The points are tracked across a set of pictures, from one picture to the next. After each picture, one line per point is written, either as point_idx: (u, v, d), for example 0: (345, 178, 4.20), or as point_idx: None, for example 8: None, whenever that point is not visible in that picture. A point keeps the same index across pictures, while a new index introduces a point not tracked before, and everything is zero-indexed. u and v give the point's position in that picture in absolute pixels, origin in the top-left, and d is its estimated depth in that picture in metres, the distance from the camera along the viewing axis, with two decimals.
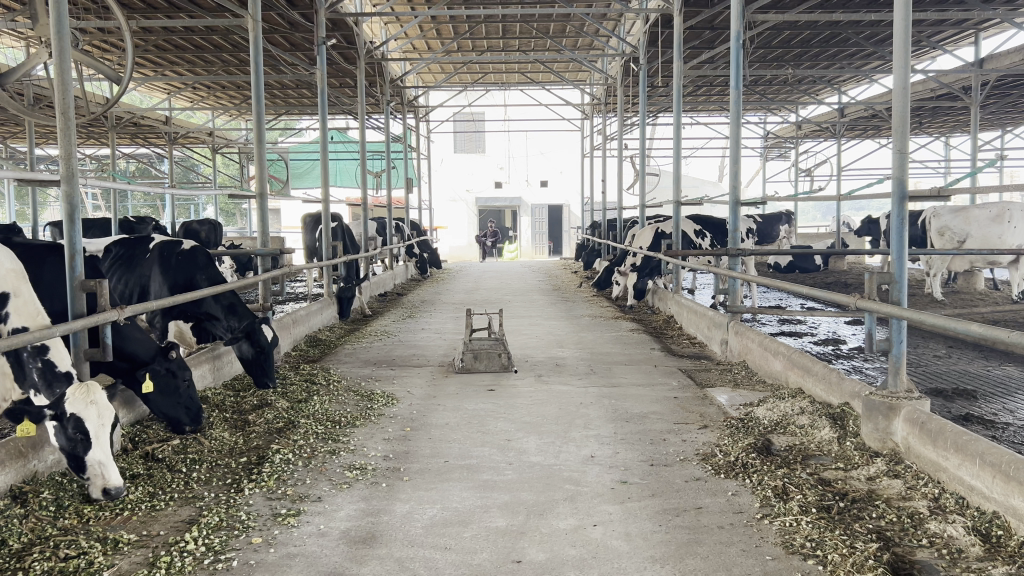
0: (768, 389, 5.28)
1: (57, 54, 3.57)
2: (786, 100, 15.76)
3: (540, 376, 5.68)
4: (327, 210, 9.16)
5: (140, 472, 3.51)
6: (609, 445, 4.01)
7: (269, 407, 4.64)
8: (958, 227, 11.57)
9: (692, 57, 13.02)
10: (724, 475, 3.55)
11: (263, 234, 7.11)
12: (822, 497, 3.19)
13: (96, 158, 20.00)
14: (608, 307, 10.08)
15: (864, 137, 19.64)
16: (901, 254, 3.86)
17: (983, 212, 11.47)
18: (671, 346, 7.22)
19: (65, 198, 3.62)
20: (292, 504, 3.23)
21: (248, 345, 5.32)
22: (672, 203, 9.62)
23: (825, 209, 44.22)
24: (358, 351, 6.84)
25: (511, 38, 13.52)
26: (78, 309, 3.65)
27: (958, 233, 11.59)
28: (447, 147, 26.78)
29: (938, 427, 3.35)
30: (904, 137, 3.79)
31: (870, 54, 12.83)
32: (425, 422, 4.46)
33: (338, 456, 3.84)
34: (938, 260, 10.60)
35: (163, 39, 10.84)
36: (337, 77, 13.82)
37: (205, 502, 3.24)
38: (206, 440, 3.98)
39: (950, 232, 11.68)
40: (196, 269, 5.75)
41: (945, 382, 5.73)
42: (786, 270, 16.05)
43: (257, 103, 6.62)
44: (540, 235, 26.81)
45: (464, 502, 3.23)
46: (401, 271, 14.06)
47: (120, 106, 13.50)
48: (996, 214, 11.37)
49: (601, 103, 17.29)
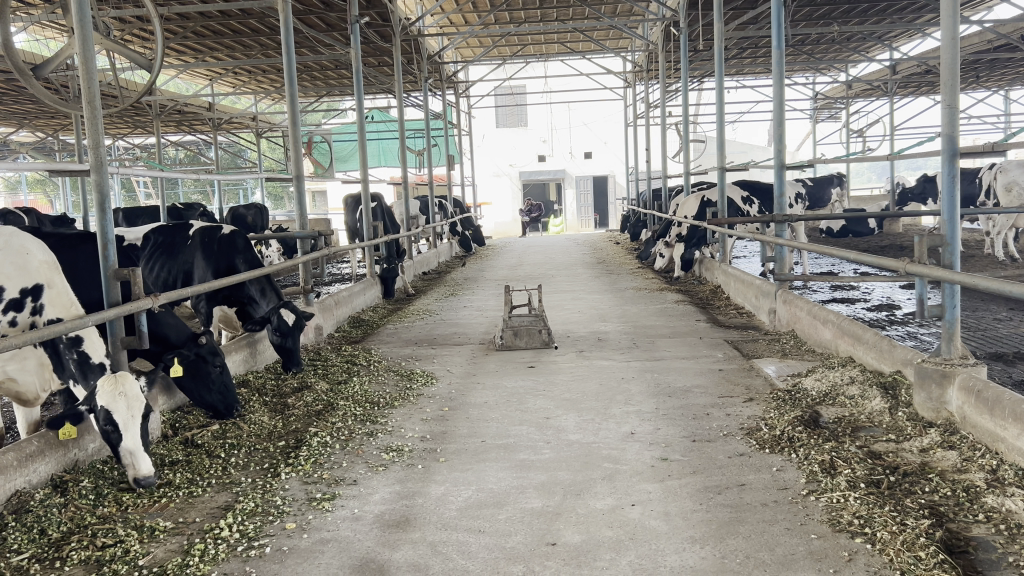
0: (817, 358, 5.12)
1: (80, 43, 3.57)
2: (835, 59, 15.29)
3: (581, 351, 5.59)
4: (367, 190, 9.10)
5: (179, 458, 3.53)
6: (649, 421, 3.91)
7: (309, 390, 4.64)
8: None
9: (734, 19, 12.68)
10: (769, 451, 3.43)
11: (301, 216, 7.10)
12: (871, 471, 3.06)
13: (145, 147, 20.35)
14: (653, 278, 9.92)
15: (918, 93, 19.00)
16: (952, 215, 3.65)
17: None
18: (717, 316, 7.06)
19: (95, 187, 3.63)
20: (328, 488, 3.21)
21: (274, 332, 5.26)
22: (717, 170, 9.38)
23: (878, 170, 43.15)
24: (401, 331, 6.84)
25: (548, 8, 13.32)
26: (113, 298, 3.67)
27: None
28: (489, 122, 26.65)
29: (995, 395, 3.19)
30: (954, 92, 3.57)
31: (923, 7, 12.35)
32: (464, 402, 4.41)
33: (377, 438, 3.82)
34: (1001, 219, 10.17)
35: (200, 25, 10.92)
36: (375, 57, 13.83)
37: (242, 487, 3.24)
38: (245, 425, 3.99)
39: (1017, 187, 11.20)
40: (236, 253, 5.86)
41: (1005, 346, 5.50)
42: (838, 234, 15.68)
43: (290, 86, 6.56)
44: (585, 208, 26.45)
45: (500, 483, 3.17)
46: (445, 249, 14.06)
47: (162, 93, 13.68)
48: None
49: (643, 70, 16.97)
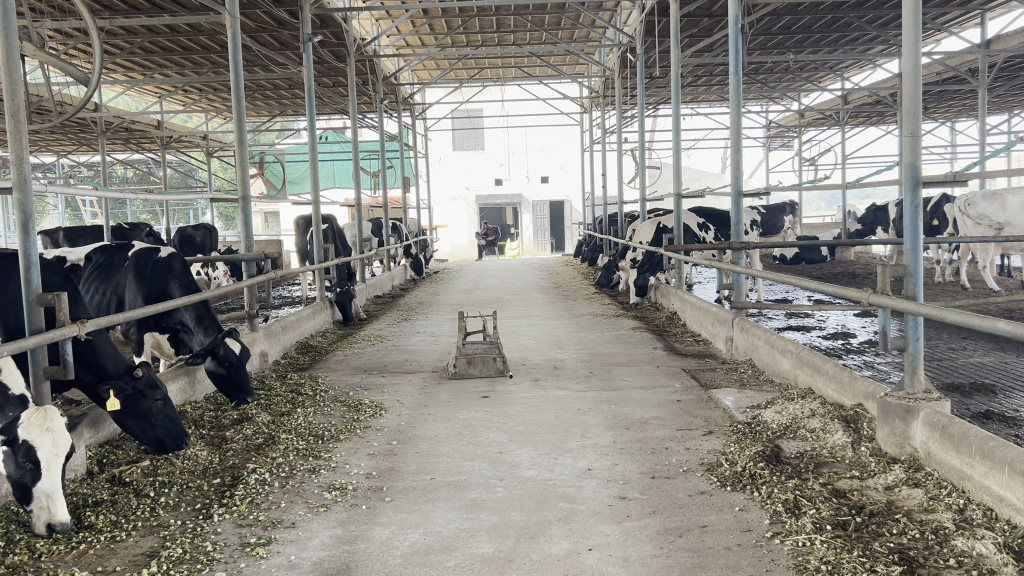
0: (776, 389, 5.02)
1: (4, 52, 3.34)
2: (790, 88, 15.49)
3: (536, 381, 5.43)
4: (319, 212, 8.83)
5: (104, 498, 3.28)
6: (607, 456, 3.76)
7: (250, 422, 4.40)
8: (994, 214, 11.05)
9: (690, 46, 12.77)
10: (731, 488, 3.29)
11: (247, 237, 6.79)
12: (837, 512, 2.94)
13: (90, 165, 19.83)
14: (610, 304, 9.83)
15: (868, 124, 19.36)
16: (916, 244, 3.57)
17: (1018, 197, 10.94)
18: (674, 344, 6.96)
19: (18, 206, 3.38)
20: (264, 532, 2.98)
21: (214, 362, 4.95)
22: (672, 197, 9.32)
23: (828, 200, 44.08)
24: (350, 358, 6.59)
25: (506, 32, 13.26)
26: (36, 324, 3.43)
27: (996, 220, 11.05)
28: (446, 145, 26.52)
29: (960, 431, 3.10)
30: (915, 120, 3.50)
31: (874, 39, 12.59)
32: (414, 435, 4.22)
33: (319, 475, 3.60)
34: (984, 252, 9.95)
35: (148, 41, 10.65)
36: (329, 76, 13.61)
37: (170, 531, 2.99)
38: (180, 461, 3.74)
39: (987, 219, 11.14)
40: (171, 276, 5.48)
41: (962, 376, 5.48)
42: (791, 262, 15.88)
43: (238, 104, 6.31)
44: (541, 232, 26.62)
45: (449, 526, 2.98)
46: (400, 272, 13.79)
47: (108, 109, 13.31)
48: None
49: (599, 96, 17.05)
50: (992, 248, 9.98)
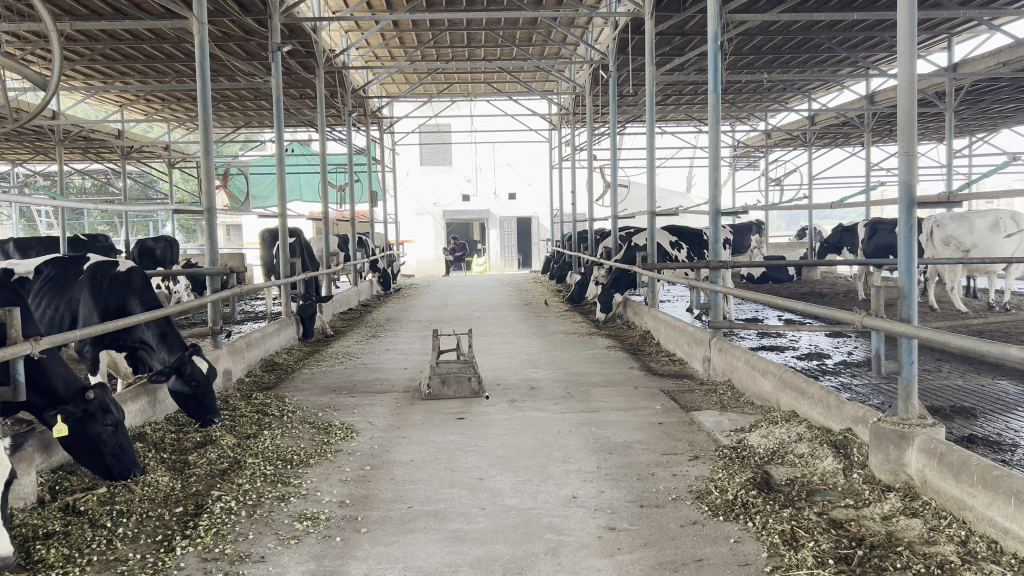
0: (758, 411, 4.91)
1: None
2: (758, 107, 15.60)
3: (513, 402, 5.25)
4: (286, 224, 8.56)
5: (56, 529, 3.04)
6: (592, 483, 3.60)
7: (213, 445, 4.17)
8: (963, 236, 11.14)
9: (662, 64, 12.74)
10: (723, 518, 3.16)
11: (211, 250, 6.54)
12: (836, 544, 2.81)
13: (46, 175, 19.27)
14: (581, 322, 9.69)
15: (834, 145, 19.55)
16: (911, 265, 3.48)
17: (985, 220, 11.04)
18: (650, 364, 6.84)
19: None
20: (230, 567, 2.77)
21: (179, 381, 4.69)
22: (645, 215, 9.23)
23: (789, 219, 44.74)
24: (317, 376, 6.38)
25: (476, 46, 13.14)
26: None
27: (964, 242, 11.16)
28: (413, 160, 26.34)
29: (960, 459, 2.98)
30: (911, 138, 3.43)
31: (842, 60, 12.71)
32: (388, 460, 4.02)
33: (289, 503, 3.40)
34: (953, 272, 10.02)
35: (109, 47, 10.36)
36: (295, 87, 13.37)
37: (128, 566, 2.77)
38: (139, 488, 3.51)
39: (956, 241, 11.26)
40: (130, 292, 5.22)
41: (942, 400, 5.42)
42: (759, 281, 15.91)
43: (204, 113, 6.07)
44: (508, 248, 26.48)
45: (430, 560, 2.80)
46: (366, 288, 13.51)
47: (66, 117, 12.93)
48: (996, 221, 10.96)
49: (568, 112, 17.00)
50: (959, 269, 10.06)
